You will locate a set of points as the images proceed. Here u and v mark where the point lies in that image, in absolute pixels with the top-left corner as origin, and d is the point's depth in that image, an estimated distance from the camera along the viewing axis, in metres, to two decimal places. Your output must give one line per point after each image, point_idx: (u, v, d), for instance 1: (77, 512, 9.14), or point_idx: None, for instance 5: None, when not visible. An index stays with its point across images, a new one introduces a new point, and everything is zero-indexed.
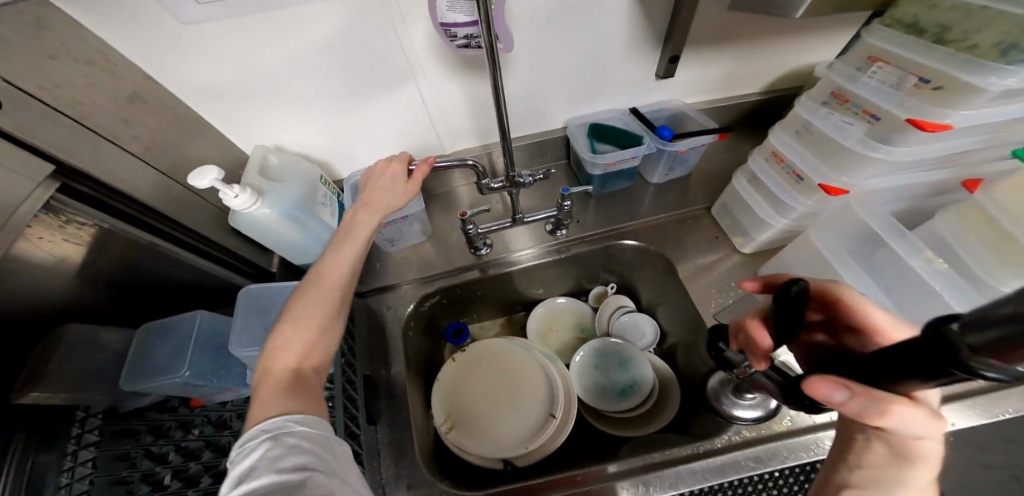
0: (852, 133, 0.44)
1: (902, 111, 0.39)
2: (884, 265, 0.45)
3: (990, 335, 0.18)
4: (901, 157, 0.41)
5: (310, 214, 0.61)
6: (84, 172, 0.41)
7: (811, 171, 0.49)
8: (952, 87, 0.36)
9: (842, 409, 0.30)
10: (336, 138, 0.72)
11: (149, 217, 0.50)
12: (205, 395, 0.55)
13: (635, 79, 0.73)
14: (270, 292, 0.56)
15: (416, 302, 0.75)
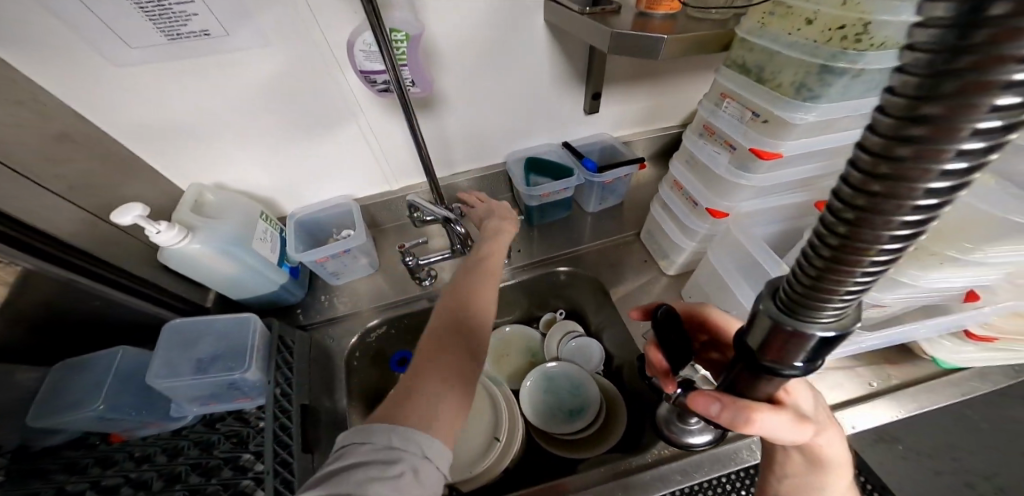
0: (721, 161, 0.51)
1: (747, 142, 0.47)
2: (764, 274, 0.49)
3: (756, 338, 0.20)
4: (759, 183, 0.48)
5: (245, 249, 0.62)
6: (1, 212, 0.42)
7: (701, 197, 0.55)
8: (772, 120, 0.43)
9: (721, 422, 0.28)
10: (278, 174, 0.74)
11: (73, 256, 0.50)
12: (127, 430, 0.55)
13: (566, 116, 0.80)
14: (198, 327, 0.56)
15: (362, 334, 0.75)
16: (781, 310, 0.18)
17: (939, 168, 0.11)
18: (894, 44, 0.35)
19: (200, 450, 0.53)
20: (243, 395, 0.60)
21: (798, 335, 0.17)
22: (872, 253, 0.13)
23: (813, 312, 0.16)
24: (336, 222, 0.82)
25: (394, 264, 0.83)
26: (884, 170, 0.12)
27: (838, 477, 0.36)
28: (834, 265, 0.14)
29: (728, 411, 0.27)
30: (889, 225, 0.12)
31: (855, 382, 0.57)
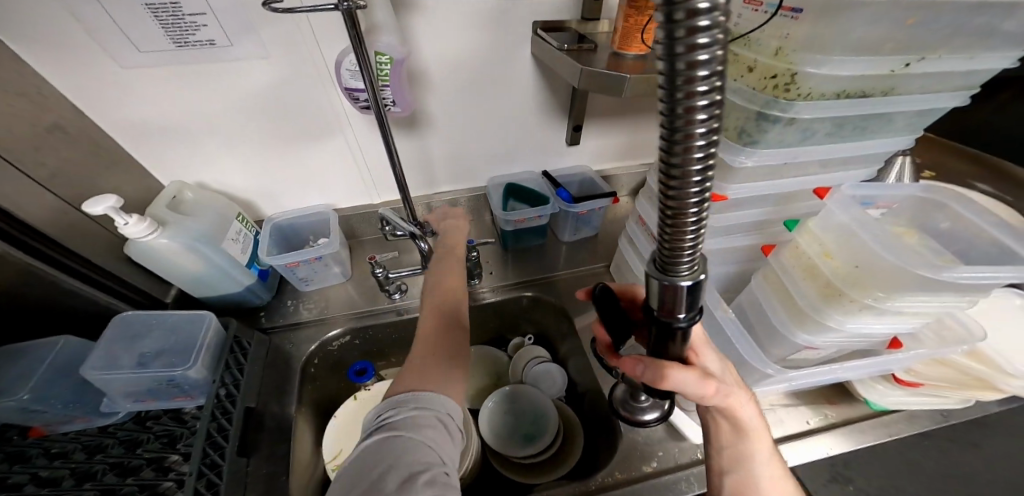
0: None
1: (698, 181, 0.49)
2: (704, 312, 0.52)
3: (652, 299, 0.25)
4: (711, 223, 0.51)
5: (214, 248, 0.60)
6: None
7: None
8: (721, 163, 0.47)
9: (645, 381, 0.33)
10: (260, 178, 0.74)
11: (35, 240, 0.48)
12: (50, 424, 0.52)
13: (549, 147, 0.84)
14: (146, 323, 0.55)
15: (323, 342, 0.74)
16: (656, 270, 0.23)
17: (696, 151, 0.16)
18: (819, 94, 0.38)
19: (124, 447, 0.52)
20: (183, 396, 0.57)
21: (671, 287, 0.22)
22: (684, 209, 0.18)
23: (674, 267, 0.22)
24: (311, 228, 0.81)
25: (365, 275, 0.83)
26: (671, 152, 0.17)
27: (761, 442, 0.40)
28: (669, 221, 0.19)
29: (648, 373, 0.32)
30: (685, 186, 0.17)
31: (794, 421, 0.59)
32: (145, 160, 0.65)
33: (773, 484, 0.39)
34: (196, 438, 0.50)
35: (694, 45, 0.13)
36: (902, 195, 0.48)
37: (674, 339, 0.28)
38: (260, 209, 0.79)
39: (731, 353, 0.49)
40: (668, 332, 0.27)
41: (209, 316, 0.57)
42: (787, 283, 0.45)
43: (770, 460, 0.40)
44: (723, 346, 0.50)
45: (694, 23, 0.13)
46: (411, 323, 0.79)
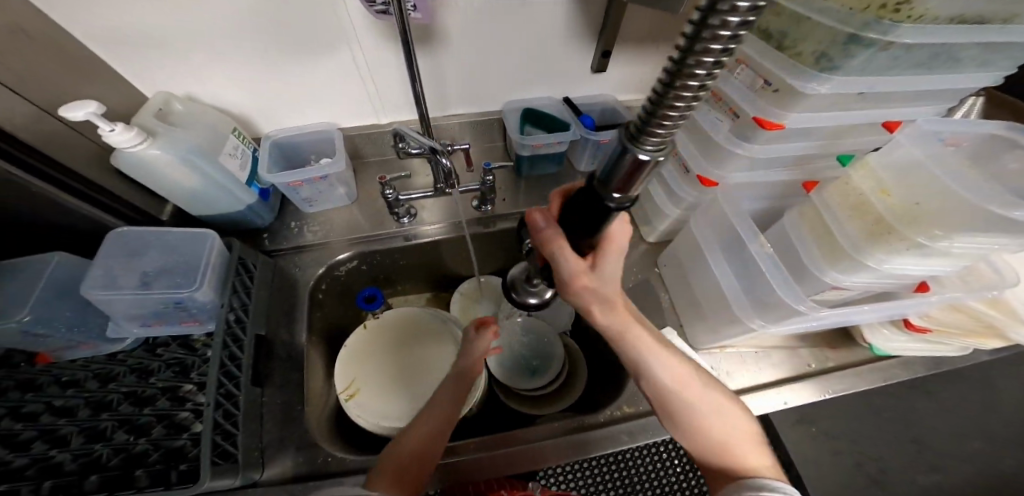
0: (722, 128, 0.49)
1: (751, 109, 0.45)
2: (737, 247, 0.49)
3: (611, 170, 0.26)
4: (755, 154, 0.48)
5: (208, 162, 0.55)
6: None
7: (695, 165, 0.54)
8: (785, 89, 0.42)
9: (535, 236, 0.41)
10: (255, 93, 0.66)
11: (16, 149, 0.44)
12: (55, 352, 0.52)
13: (572, 72, 0.77)
14: (144, 240, 0.51)
15: (330, 266, 0.72)
16: (626, 137, 0.24)
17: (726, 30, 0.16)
18: (932, 18, 0.34)
19: (134, 375, 0.54)
20: (192, 319, 0.56)
21: (631, 158, 0.24)
22: (685, 84, 0.18)
23: (642, 138, 0.23)
24: (311, 144, 0.75)
25: (370, 199, 0.79)
26: (703, 24, 0.16)
27: (659, 361, 0.49)
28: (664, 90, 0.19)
29: (543, 234, 0.40)
30: (699, 59, 0.17)
31: (792, 359, 0.62)
32: (124, 69, 0.58)
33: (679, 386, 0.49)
34: (210, 366, 0.50)
35: None
36: (974, 132, 0.45)
37: (591, 218, 0.33)
38: (255, 126, 0.72)
39: (757, 290, 0.47)
40: (597, 209, 0.31)
41: (213, 236, 0.53)
42: (828, 220, 0.43)
43: (666, 366, 0.49)
44: (753, 283, 0.48)
45: None
46: (418, 250, 0.78)
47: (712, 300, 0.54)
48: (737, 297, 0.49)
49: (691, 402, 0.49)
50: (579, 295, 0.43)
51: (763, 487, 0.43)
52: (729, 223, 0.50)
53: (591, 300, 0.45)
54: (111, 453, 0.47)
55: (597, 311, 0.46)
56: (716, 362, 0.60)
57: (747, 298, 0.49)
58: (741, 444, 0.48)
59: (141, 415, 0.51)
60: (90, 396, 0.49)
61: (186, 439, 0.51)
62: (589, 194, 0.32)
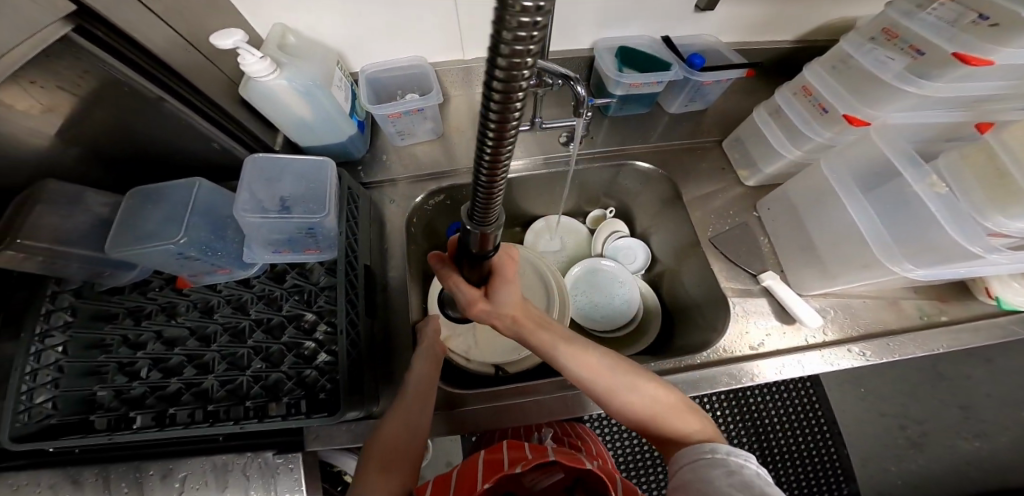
0: (893, 66, 0.47)
1: (949, 44, 0.43)
2: (885, 188, 0.49)
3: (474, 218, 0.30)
4: (930, 94, 0.46)
5: (325, 94, 0.58)
6: (103, 17, 0.39)
7: (839, 103, 0.53)
8: (1009, 23, 0.39)
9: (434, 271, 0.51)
10: (354, 26, 0.66)
11: (165, 75, 0.47)
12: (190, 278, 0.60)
13: (673, 9, 0.70)
14: (277, 167, 0.54)
15: (421, 199, 0.74)
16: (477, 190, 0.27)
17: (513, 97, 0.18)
18: None
19: (263, 304, 0.61)
20: (314, 247, 0.61)
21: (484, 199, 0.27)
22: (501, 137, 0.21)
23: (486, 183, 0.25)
24: (400, 81, 0.75)
25: (454, 140, 0.79)
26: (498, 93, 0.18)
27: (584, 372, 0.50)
28: (496, 118, 0.19)
29: (439, 271, 0.49)
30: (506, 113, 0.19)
31: (896, 313, 0.60)
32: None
33: (594, 377, 0.49)
34: (340, 295, 0.54)
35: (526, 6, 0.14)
36: None
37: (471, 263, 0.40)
38: (348, 60, 0.72)
39: (911, 231, 0.47)
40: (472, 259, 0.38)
41: (330, 164, 0.54)
42: (1008, 165, 0.40)
43: (574, 359, 0.50)
44: (900, 221, 0.48)
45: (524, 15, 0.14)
46: (501, 188, 0.78)
47: (846, 248, 0.53)
48: (878, 234, 0.49)
49: (613, 390, 0.49)
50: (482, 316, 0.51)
51: (719, 451, 0.42)
52: (882, 159, 0.49)
53: (493, 320, 0.52)
54: (248, 379, 0.57)
55: (501, 326, 0.53)
56: (827, 304, 0.61)
57: (894, 243, 0.48)
58: (674, 416, 0.48)
59: (271, 344, 0.59)
60: (226, 323, 0.59)
61: (314, 371, 0.58)
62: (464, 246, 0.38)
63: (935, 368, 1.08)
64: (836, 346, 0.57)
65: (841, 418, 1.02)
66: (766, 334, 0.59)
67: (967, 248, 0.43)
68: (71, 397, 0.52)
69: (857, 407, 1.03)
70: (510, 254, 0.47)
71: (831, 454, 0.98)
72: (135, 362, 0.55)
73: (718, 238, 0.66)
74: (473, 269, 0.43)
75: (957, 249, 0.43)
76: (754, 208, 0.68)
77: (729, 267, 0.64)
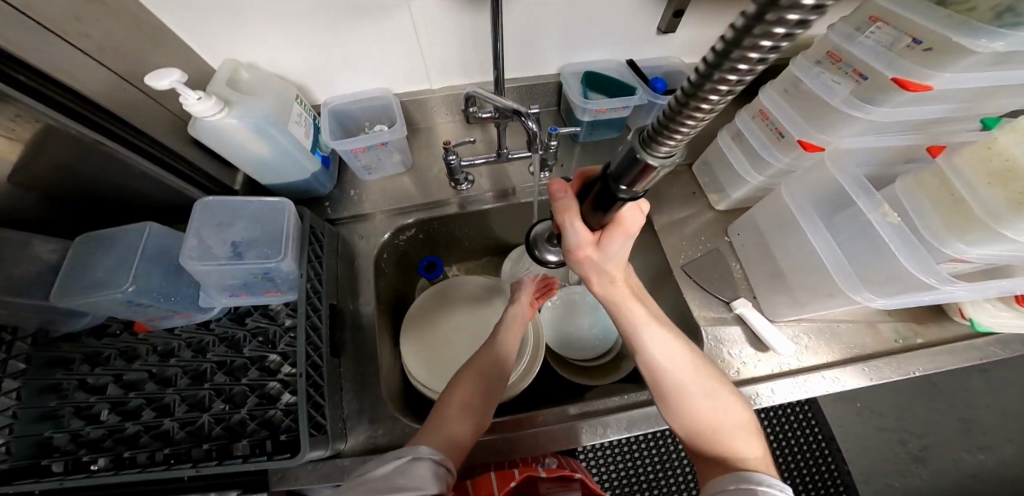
0: (840, 92, 0.46)
1: (888, 70, 0.42)
2: (843, 213, 0.48)
3: (625, 171, 0.29)
4: (876, 118, 0.45)
5: (279, 130, 0.57)
6: (21, 61, 0.38)
7: (793, 127, 0.52)
8: (941, 48, 0.38)
9: (555, 206, 0.40)
10: (313, 58, 0.65)
11: (99, 117, 0.46)
12: (150, 322, 0.59)
13: (634, 35, 0.71)
14: (231, 210, 0.53)
15: (391, 235, 0.73)
16: (645, 145, 0.26)
17: (748, 62, 0.17)
18: None
19: (226, 347, 0.59)
20: (274, 289, 0.59)
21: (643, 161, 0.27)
22: (702, 106, 0.20)
23: (651, 148, 0.26)
24: (368, 113, 0.75)
25: (424, 169, 0.78)
26: (739, 41, 0.16)
27: (660, 353, 0.47)
28: (688, 100, 0.20)
29: (560, 204, 0.40)
30: (721, 83, 0.18)
31: (874, 337, 0.59)
32: (188, 37, 0.58)
33: (670, 367, 0.47)
34: (298, 335, 0.53)
35: (781, 20, 0.14)
36: None
37: (608, 202, 0.34)
38: (311, 93, 0.72)
39: (870, 259, 0.46)
40: (609, 197, 0.33)
41: (289, 206, 0.54)
42: (958, 187, 0.41)
43: (664, 348, 0.47)
44: (861, 250, 0.47)
45: (779, 25, 0.15)
46: (472, 220, 0.77)
47: (813, 276, 0.52)
48: (841, 263, 0.48)
49: (687, 387, 0.47)
50: (580, 265, 0.45)
51: (753, 480, 0.40)
52: (837, 186, 0.48)
53: (591, 272, 0.46)
54: (210, 420, 0.54)
55: (594, 281, 0.47)
56: (801, 330, 0.60)
57: (853, 269, 0.48)
58: (733, 435, 0.45)
59: (235, 385, 0.57)
60: (186, 366, 0.56)
61: (278, 411, 0.56)
62: (603, 182, 0.33)
63: (930, 382, 1.07)
64: (809, 373, 0.56)
65: (839, 435, 0.99)
66: (741, 363, 0.57)
67: (922, 280, 0.41)
68: (27, 440, 0.48)
69: (852, 423, 1.01)
70: (645, 210, 0.41)
71: (832, 471, 0.95)
72: (94, 405, 0.52)
73: (689, 266, 0.65)
74: (606, 210, 0.35)
75: (915, 281, 0.42)
76: (725, 233, 0.68)
77: (702, 295, 0.63)
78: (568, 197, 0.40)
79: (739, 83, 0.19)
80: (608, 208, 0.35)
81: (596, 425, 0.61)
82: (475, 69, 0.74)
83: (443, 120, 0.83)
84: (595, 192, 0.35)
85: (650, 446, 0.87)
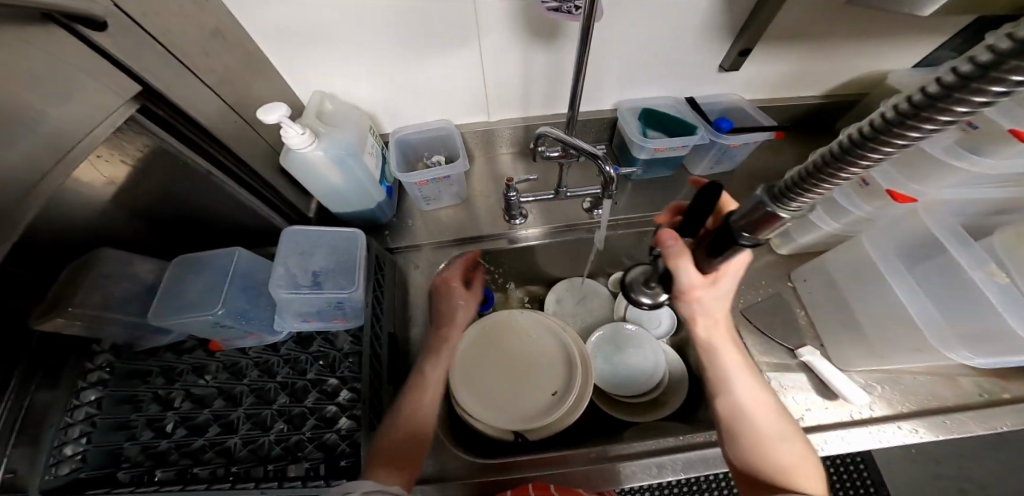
0: (944, 140, 0.47)
1: (1007, 120, 0.43)
2: (936, 266, 0.47)
3: (745, 218, 0.30)
4: (984, 170, 0.45)
5: (358, 163, 0.61)
6: (167, 97, 0.41)
7: (880, 175, 0.52)
8: None
9: (665, 253, 0.41)
10: (387, 91, 0.70)
11: (210, 145, 0.49)
12: (224, 342, 0.61)
13: (694, 74, 0.72)
14: (307, 240, 0.57)
15: (447, 265, 0.75)
16: (771, 198, 0.28)
17: (922, 129, 0.19)
18: None
19: (289, 369, 0.61)
20: (342, 316, 0.61)
21: (770, 214, 0.28)
22: (866, 158, 0.22)
23: (785, 200, 0.27)
24: (431, 146, 0.79)
25: (479, 198, 0.81)
26: (922, 108, 0.18)
27: (748, 392, 0.46)
28: (845, 156, 0.22)
29: (671, 251, 0.40)
30: (895, 140, 0.20)
31: (955, 390, 0.55)
32: (283, 71, 0.63)
33: (753, 408, 0.45)
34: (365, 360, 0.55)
35: (997, 80, 0.16)
36: None
37: (720, 243, 0.34)
38: (380, 123, 0.76)
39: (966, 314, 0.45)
40: (726, 239, 0.33)
41: (360, 238, 0.58)
42: None
43: (743, 377, 0.47)
44: (956, 306, 0.46)
45: (1003, 76, 0.16)
46: (525, 253, 0.79)
47: (898, 328, 0.50)
48: (933, 318, 0.47)
49: (762, 426, 0.45)
50: (683, 304, 0.45)
51: None
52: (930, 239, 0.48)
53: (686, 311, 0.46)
54: (271, 439, 0.55)
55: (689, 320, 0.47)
56: (873, 379, 0.56)
57: (945, 322, 0.46)
58: (807, 479, 0.42)
59: (296, 406, 0.58)
60: (253, 384, 0.59)
61: (333, 434, 0.55)
62: (721, 228, 0.34)
63: (1005, 440, 0.98)
64: (884, 422, 0.53)
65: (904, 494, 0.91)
66: (806, 410, 0.55)
67: None
68: (101, 451, 0.50)
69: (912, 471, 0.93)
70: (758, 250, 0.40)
71: None
72: (165, 418, 0.54)
73: (749, 311, 0.64)
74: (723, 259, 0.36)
75: None
76: (788, 277, 0.66)
77: (765, 340, 0.61)
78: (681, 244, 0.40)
79: (910, 141, 0.20)
80: (719, 252, 0.35)
81: (650, 464, 0.58)
82: (535, 104, 0.77)
83: (497, 152, 0.86)
84: (708, 239, 0.36)
85: (687, 492, 0.82)
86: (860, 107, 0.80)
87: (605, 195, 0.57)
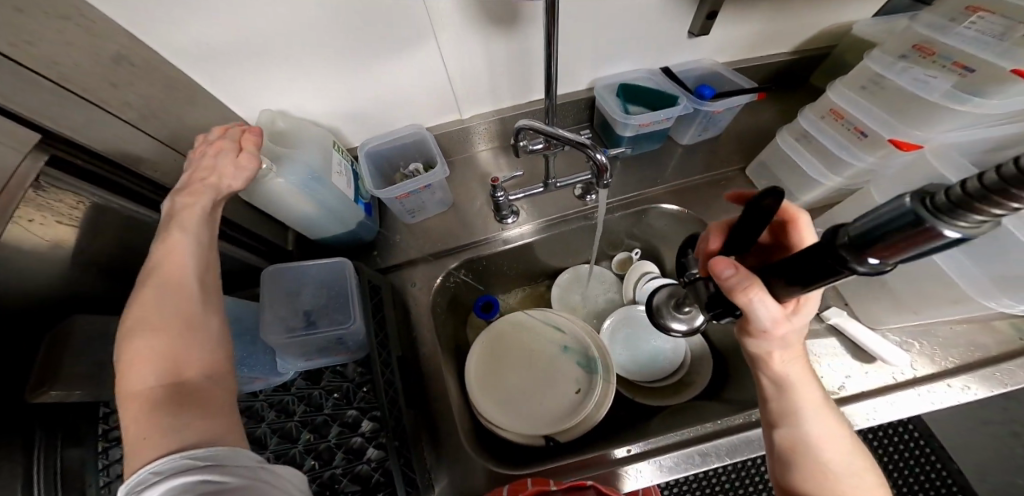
0: (938, 86, 0.47)
1: (1006, 61, 0.42)
2: None
3: (864, 237, 0.21)
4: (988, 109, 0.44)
5: (323, 186, 0.58)
6: (76, 144, 0.39)
7: (880, 126, 0.53)
8: None
9: (724, 289, 0.32)
10: (346, 103, 0.65)
11: (123, 177, 0.45)
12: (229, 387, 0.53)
13: (663, 42, 0.69)
14: (293, 278, 0.59)
15: (443, 278, 0.72)
16: (928, 211, 0.19)
17: None
18: None
19: (306, 405, 0.53)
20: (346, 350, 0.58)
21: (917, 233, 0.19)
22: None
23: (958, 214, 0.18)
24: (405, 155, 0.75)
25: (467, 204, 0.77)
26: None
27: (821, 423, 0.37)
28: None
29: (734, 286, 0.31)
30: None
31: (992, 335, 0.58)
32: (227, 99, 0.58)
33: (825, 442, 0.36)
34: (378, 390, 0.53)
35: None
36: None
37: (813, 274, 0.26)
38: (346, 138, 0.72)
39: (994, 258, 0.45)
40: (822, 270, 0.25)
41: (347, 265, 0.59)
42: None
43: (820, 415, 0.37)
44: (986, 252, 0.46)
45: None
46: (521, 252, 0.76)
47: (928, 287, 0.51)
48: (966, 267, 0.47)
49: (830, 462, 0.36)
50: (759, 339, 0.35)
51: None
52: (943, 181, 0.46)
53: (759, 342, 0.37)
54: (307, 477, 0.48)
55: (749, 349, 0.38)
56: (909, 335, 0.59)
57: (980, 272, 0.46)
58: None
59: (324, 441, 0.51)
60: (275, 424, 0.50)
61: (365, 465, 0.50)
62: (825, 247, 0.25)
63: None
64: (932, 381, 0.55)
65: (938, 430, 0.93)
66: (845, 377, 0.57)
67: None
68: None
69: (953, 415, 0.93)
70: None
71: (935, 467, 0.89)
72: None
73: None
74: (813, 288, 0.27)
75: None
76: None
77: None
78: (747, 275, 0.31)
79: None
80: (817, 281, 0.26)
81: (694, 453, 0.56)
82: (505, 95, 0.73)
83: (477, 151, 0.82)
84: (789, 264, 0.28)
85: None
86: (832, 58, 0.78)
87: (600, 183, 0.54)
